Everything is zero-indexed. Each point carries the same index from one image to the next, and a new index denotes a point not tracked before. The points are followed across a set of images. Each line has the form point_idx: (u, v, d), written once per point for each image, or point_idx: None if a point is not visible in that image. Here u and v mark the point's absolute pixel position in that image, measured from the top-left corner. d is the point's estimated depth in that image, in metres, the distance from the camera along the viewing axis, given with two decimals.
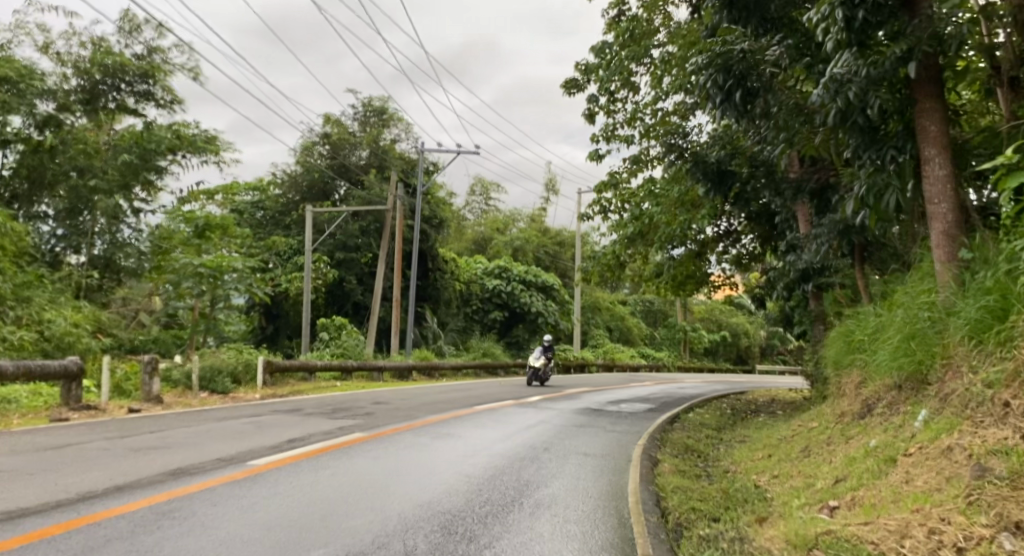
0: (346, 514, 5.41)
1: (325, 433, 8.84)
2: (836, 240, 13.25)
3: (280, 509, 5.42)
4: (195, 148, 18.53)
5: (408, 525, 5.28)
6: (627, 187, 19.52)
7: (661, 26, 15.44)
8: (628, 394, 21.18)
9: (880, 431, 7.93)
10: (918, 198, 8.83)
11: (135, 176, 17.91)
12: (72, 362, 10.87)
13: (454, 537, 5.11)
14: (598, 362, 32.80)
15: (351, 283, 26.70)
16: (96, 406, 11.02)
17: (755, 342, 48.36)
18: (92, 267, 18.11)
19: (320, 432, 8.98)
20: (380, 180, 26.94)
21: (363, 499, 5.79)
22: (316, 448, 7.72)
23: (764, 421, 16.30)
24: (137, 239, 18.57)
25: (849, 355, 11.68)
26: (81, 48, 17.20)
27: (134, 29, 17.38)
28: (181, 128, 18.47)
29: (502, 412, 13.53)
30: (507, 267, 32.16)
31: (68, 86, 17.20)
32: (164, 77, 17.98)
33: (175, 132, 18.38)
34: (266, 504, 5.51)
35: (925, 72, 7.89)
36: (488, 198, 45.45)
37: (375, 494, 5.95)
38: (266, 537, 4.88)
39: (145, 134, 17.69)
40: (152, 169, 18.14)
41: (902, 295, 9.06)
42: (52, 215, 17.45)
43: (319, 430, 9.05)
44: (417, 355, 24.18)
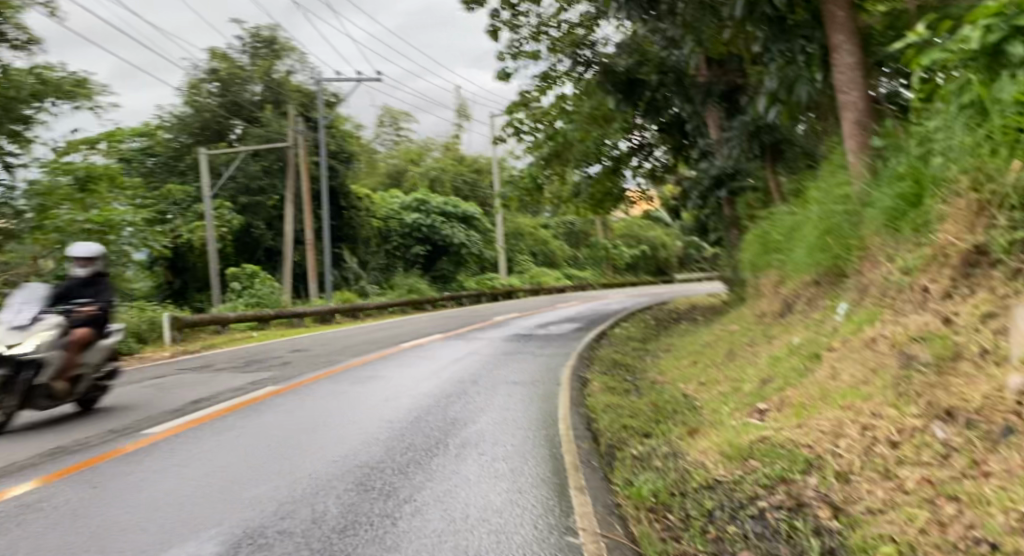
0: (250, 481, 5.06)
1: (234, 390, 8.41)
2: (748, 142, 13.21)
3: (175, 484, 5.03)
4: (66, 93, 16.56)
5: (320, 486, 4.96)
6: (538, 106, 19.03)
7: None
8: (556, 316, 21.19)
9: (803, 328, 7.92)
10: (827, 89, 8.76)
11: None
12: None
13: (371, 494, 4.82)
14: (525, 287, 32.75)
15: (260, 228, 25.67)
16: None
17: (673, 253, 49.16)
18: None
19: (229, 389, 8.53)
20: (277, 115, 25.93)
21: (271, 461, 5.45)
22: (225, 407, 7.32)
23: (689, 328, 16.48)
24: (11, 197, 15.55)
25: (766, 257, 11.74)
26: None
27: None
28: (45, 72, 16.16)
29: (428, 346, 13.29)
30: (424, 199, 31.31)
31: None
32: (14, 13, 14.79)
33: (38, 76, 16.04)
34: (158, 480, 5.12)
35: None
36: (397, 127, 44.20)
37: (285, 453, 5.62)
38: (154, 519, 4.50)
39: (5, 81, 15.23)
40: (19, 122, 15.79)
41: (815, 191, 9.02)
42: None
43: (229, 387, 8.61)
44: (338, 298, 23.58)
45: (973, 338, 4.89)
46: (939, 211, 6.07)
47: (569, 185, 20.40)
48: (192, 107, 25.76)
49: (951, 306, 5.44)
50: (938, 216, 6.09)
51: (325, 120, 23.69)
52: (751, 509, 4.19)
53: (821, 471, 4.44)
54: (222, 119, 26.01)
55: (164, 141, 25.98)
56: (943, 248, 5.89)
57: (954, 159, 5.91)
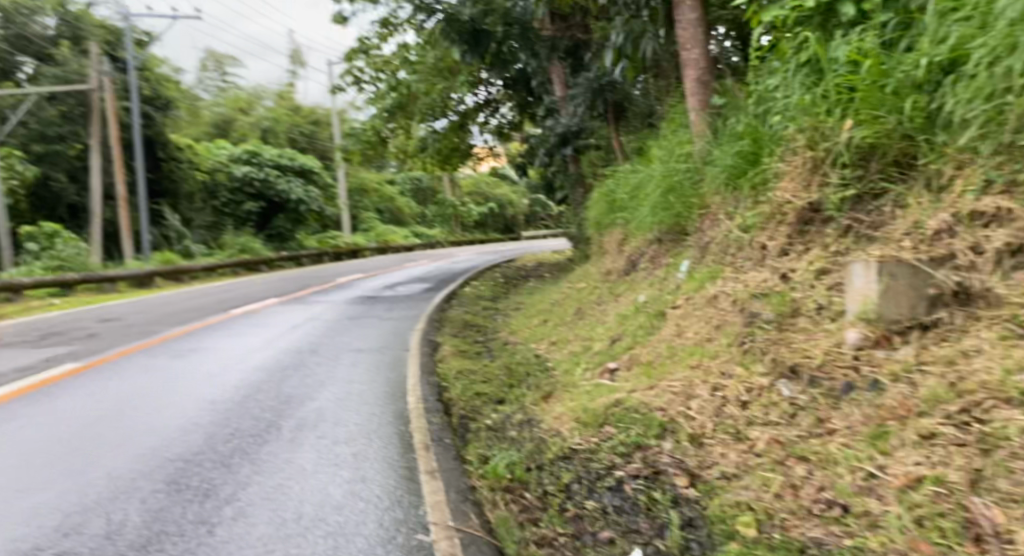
0: (33, 486, 4.59)
1: (21, 370, 7.71)
2: (592, 99, 13.54)
3: None
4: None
5: (121, 487, 4.53)
6: (380, 55, 18.37)
7: None
8: (403, 275, 20.77)
9: (647, 286, 8.01)
10: (670, 46, 8.83)
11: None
12: None
13: (183, 493, 4.43)
14: (370, 246, 31.94)
15: (59, 181, 23.50)
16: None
17: (519, 211, 49.55)
18: None
19: (15, 372, 7.72)
20: (76, 54, 23.67)
21: (63, 459, 4.97)
22: (15, 394, 6.59)
23: (536, 285, 16.57)
24: None
25: (610, 215, 11.85)
26: None
27: None
28: None
29: (265, 312, 12.60)
30: (254, 153, 29.78)
31: None
32: None
33: None
34: None
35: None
36: (226, 75, 41.61)
37: (80, 449, 5.14)
38: None
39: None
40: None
41: (658, 149, 9.12)
42: None
43: (14, 367, 7.91)
44: (158, 260, 21.96)
45: (810, 294, 5.00)
46: (776, 168, 6.20)
47: (414, 139, 19.87)
48: None
49: (788, 263, 5.54)
50: (775, 174, 6.22)
51: (136, 65, 21.68)
52: (610, 481, 4.19)
53: (676, 434, 4.46)
54: (9, 56, 23.25)
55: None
56: (779, 206, 6.00)
57: (790, 119, 6.06)
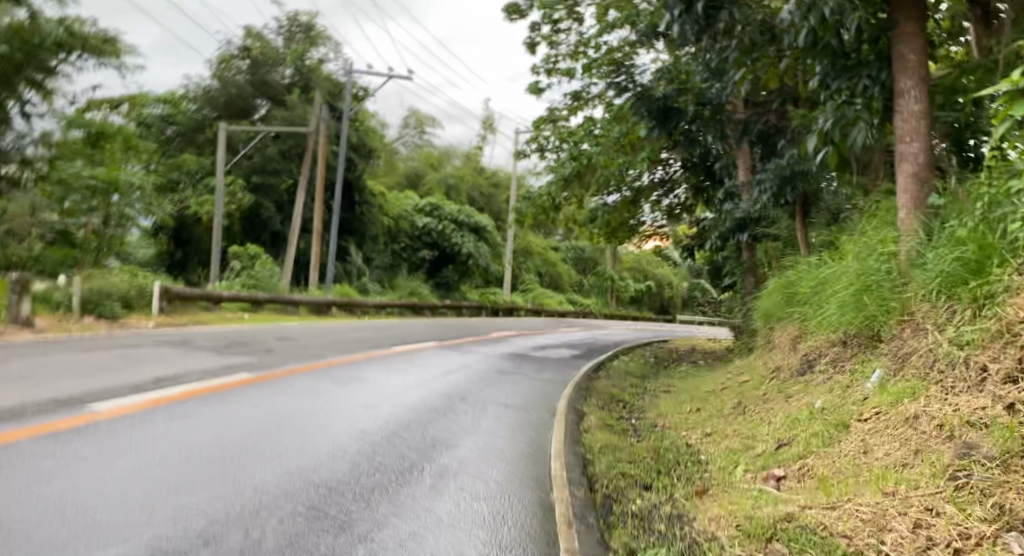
0: (183, 484, 4.54)
1: (202, 373, 7.96)
2: (781, 186, 12.59)
3: (99, 475, 4.56)
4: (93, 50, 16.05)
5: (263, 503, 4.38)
6: (565, 126, 18.50)
7: None
8: (553, 339, 20.45)
9: (826, 391, 7.21)
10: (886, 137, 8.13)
11: (18, 75, 15.57)
12: None
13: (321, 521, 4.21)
14: (527, 306, 32.05)
15: (269, 210, 25.12)
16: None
17: (679, 294, 48.12)
18: None
19: (198, 371, 8.03)
20: (304, 101, 25.48)
21: (215, 463, 4.93)
22: (186, 393, 6.77)
23: (692, 372, 15.77)
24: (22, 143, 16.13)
25: (788, 308, 10.99)
26: None
27: None
28: (76, 24, 15.94)
29: (421, 353, 12.65)
30: (438, 204, 30.52)
31: None
32: None
33: (68, 28, 15.84)
34: (82, 468, 4.66)
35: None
36: (422, 131, 43.82)
37: (232, 456, 5.10)
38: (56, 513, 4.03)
39: (26, 28, 15.14)
40: (41, 69, 15.78)
41: (858, 245, 8.38)
42: None
43: (198, 368, 8.19)
44: (337, 291, 22.90)
45: None
46: (1010, 283, 5.39)
47: (586, 209, 19.77)
48: (219, 82, 25.26)
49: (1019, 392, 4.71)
50: (1008, 290, 5.40)
51: (350, 111, 23.20)
52: None
53: None
54: (248, 98, 25.48)
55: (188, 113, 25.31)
56: (1011, 323, 5.19)
57: None
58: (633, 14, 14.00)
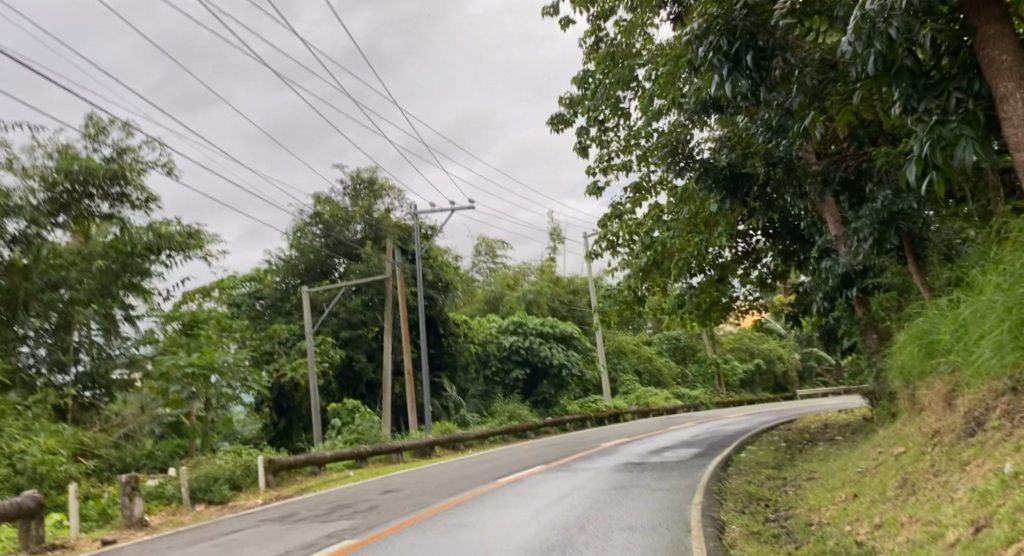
0: None
1: (305, 547, 7.34)
2: (882, 232, 11.49)
3: None
4: (179, 245, 17.45)
5: None
6: (632, 218, 17.89)
7: (642, 48, 14.91)
8: (670, 440, 19.18)
9: (1013, 452, 6.15)
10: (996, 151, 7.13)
11: (118, 284, 16.40)
12: (28, 498, 9.06)
13: None
14: (633, 409, 30.65)
15: (361, 360, 24.95)
16: (60, 546, 9.14)
17: (791, 367, 45.07)
18: (81, 385, 15.95)
19: (299, 545, 7.52)
20: (376, 250, 25.74)
21: None
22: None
23: (829, 451, 14.29)
24: (128, 350, 16.54)
25: (930, 363, 9.78)
26: (45, 157, 15.40)
27: (100, 131, 16.70)
28: (161, 226, 17.41)
29: (530, 481, 11.79)
30: (521, 321, 30.03)
31: (35, 197, 15.30)
32: (138, 175, 16.81)
33: (155, 231, 17.28)
34: None
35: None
36: (494, 256, 44.16)
37: None
38: None
39: (122, 241, 16.31)
40: (138, 274, 16.72)
41: (1000, 274, 7.35)
42: (46, 331, 15.50)
43: (302, 543, 7.59)
44: (437, 430, 22.23)
45: None
46: None
47: (671, 296, 18.86)
48: (297, 250, 25.63)
49: None
50: None
51: (422, 250, 23.35)
52: None
53: None
54: (324, 259, 25.93)
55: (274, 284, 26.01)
56: None
57: None
58: (678, 96, 13.68)
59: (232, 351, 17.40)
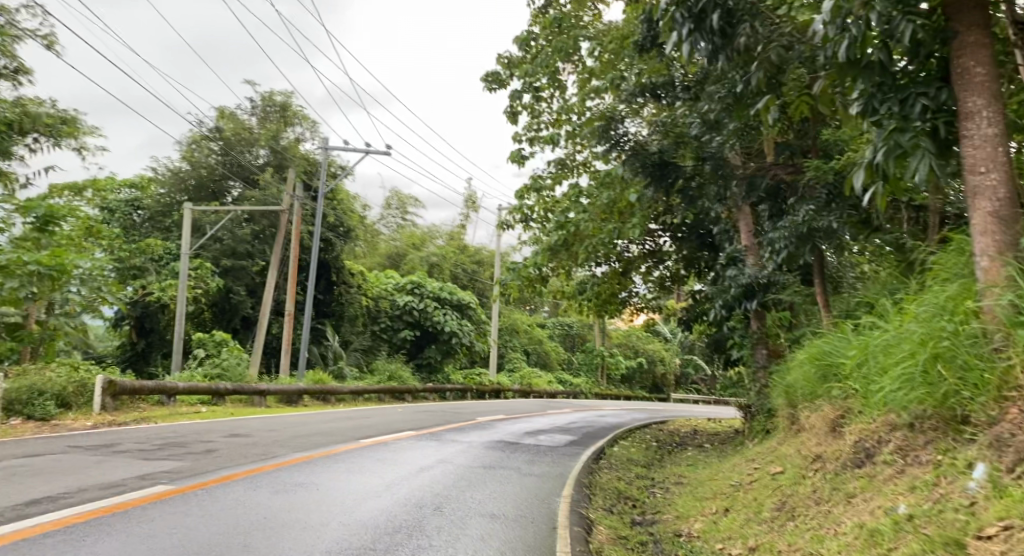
0: None
1: (102, 494, 6.27)
2: (797, 247, 11.13)
3: None
4: (47, 129, 14.88)
5: None
6: (550, 195, 17.09)
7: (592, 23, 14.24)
8: (545, 424, 18.75)
9: (907, 491, 5.74)
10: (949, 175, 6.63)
11: None
12: None
13: None
14: (514, 387, 30.21)
15: (240, 294, 23.39)
16: None
17: (671, 370, 45.82)
18: None
19: (93, 490, 6.46)
20: (277, 180, 24.17)
21: None
22: (36, 530, 5.23)
23: (699, 457, 14.10)
24: None
25: (823, 386, 9.42)
26: None
27: None
28: (29, 104, 14.60)
29: (393, 446, 10.99)
30: (419, 282, 29.01)
31: None
32: (11, 46, 14.01)
33: (20, 108, 14.43)
34: None
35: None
36: (403, 210, 42.94)
37: None
38: None
39: None
40: None
41: (919, 304, 6.95)
42: None
43: (102, 488, 6.52)
44: (308, 377, 20.93)
45: None
46: None
47: (573, 281, 18.28)
48: (189, 163, 23.84)
49: None
50: None
51: (325, 188, 21.87)
52: None
53: None
54: (218, 178, 24.17)
55: (157, 196, 24.13)
56: None
57: None
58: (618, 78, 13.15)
59: (95, 258, 15.83)
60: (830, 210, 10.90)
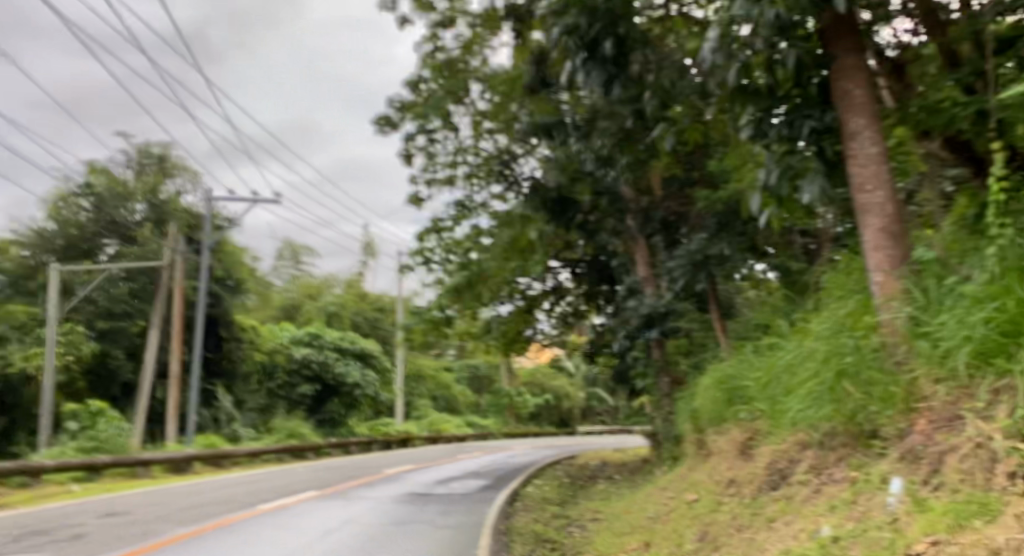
0: None
1: None
2: (693, 274, 11.27)
3: None
4: None
5: None
6: (452, 237, 16.82)
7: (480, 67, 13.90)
8: (455, 470, 18.27)
9: (826, 511, 5.68)
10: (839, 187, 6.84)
11: None
12: None
13: None
14: (422, 435, 29.52)
15: (117, 358, 22.09)
16: None
17: (578, 405, 45.90)
18: None
19: None
20: (157, 235, 23.07)
21: None
22: None
23: (613, 489, 13.97)
24: None
25: (729, 410, 9.48)
26: None
27: None
28: None
29: (296, 509, 10.38)
30: (317, 333, 27.98)
31: None
32: None
33: None
34: None
35: (831, 16, 5.96)
36: (297, 260, 41.94)
37: None
38: None
39: None
40: None
41: (819, 319, 7.04)
42: None
43: None
44: (199, 443, 19.74)
45: None
46: None
47: (478, 322, 17.99)
48: (58, 223, 22.14)
49: None
50: None
51: (211, 241, 20.92)
52: None
53: None
54: (90, 237, 22.73)
55: (18, 258, 21.94)
56: None
57: None
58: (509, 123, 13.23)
59: None
60: (722, 236, 11.07)
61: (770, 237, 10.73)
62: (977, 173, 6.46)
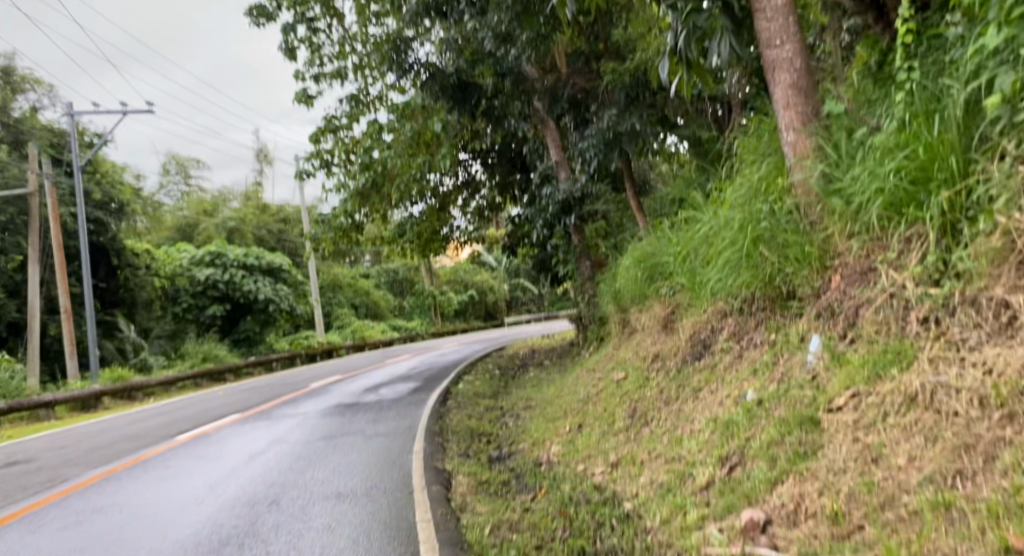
0: None
1: None
2: (606, 154, 11.17)
3: None
4: None
5: None
6: (350, 136, 16.10)
7: None
8: (385, 375, 18.18)
9: (750, 376, 5.71)
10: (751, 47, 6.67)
11: None
12: None
13: None
14: (347, 343, 29.27)
15: (1, 298, 20.72)
16: None
17: (500, 297, 46.17)
18: None
19: None
20: (18, 159, 21.37)
21: None
22: None
23: (541, 376, 14.13)
24: None
25: (651, 286, 9.49)
26: None
27: None
28: None
29: (221, 434, 10.14)
30: (219, 252, 26.52)
31: None
32: None
33: None
34: None
35: None
36: (186, 177, 40.03)
37: None
38: None
39: None
40: None
41: (733, 187, 6.98)
42: None
43: None
44: (110, 377, 19.00)
45: None
46: (991, 186, 4.13)
47: (390, 225, 17.48)
48: None
49: None
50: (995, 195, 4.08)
51: (81, 164, 19.48)
52: None
53: None
54: None
55: None
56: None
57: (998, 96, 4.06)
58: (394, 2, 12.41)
59: None
60: (632, 111, 10.77)
61: (680, 107, 10.69)
62: (879, 19, 6.17)
